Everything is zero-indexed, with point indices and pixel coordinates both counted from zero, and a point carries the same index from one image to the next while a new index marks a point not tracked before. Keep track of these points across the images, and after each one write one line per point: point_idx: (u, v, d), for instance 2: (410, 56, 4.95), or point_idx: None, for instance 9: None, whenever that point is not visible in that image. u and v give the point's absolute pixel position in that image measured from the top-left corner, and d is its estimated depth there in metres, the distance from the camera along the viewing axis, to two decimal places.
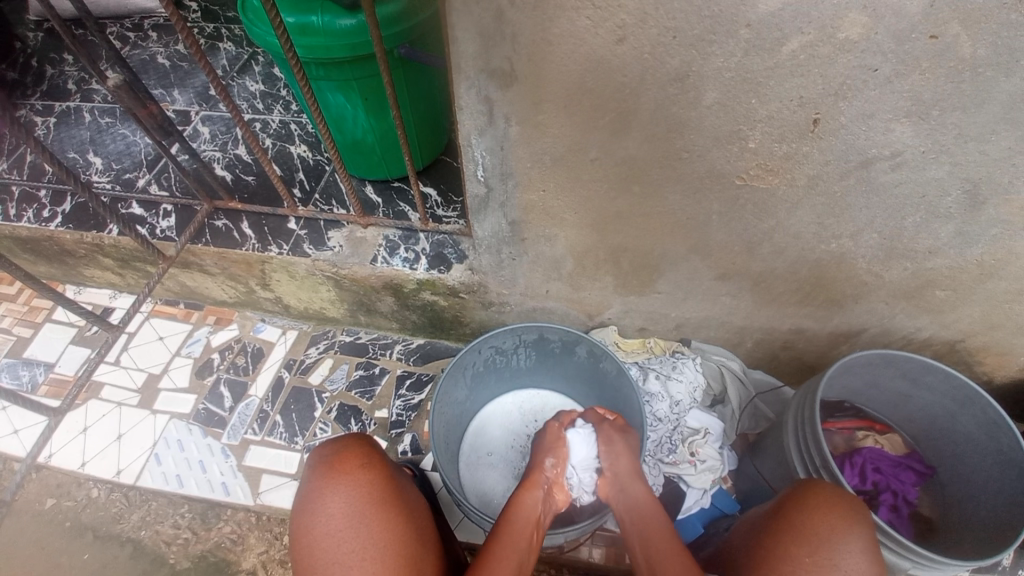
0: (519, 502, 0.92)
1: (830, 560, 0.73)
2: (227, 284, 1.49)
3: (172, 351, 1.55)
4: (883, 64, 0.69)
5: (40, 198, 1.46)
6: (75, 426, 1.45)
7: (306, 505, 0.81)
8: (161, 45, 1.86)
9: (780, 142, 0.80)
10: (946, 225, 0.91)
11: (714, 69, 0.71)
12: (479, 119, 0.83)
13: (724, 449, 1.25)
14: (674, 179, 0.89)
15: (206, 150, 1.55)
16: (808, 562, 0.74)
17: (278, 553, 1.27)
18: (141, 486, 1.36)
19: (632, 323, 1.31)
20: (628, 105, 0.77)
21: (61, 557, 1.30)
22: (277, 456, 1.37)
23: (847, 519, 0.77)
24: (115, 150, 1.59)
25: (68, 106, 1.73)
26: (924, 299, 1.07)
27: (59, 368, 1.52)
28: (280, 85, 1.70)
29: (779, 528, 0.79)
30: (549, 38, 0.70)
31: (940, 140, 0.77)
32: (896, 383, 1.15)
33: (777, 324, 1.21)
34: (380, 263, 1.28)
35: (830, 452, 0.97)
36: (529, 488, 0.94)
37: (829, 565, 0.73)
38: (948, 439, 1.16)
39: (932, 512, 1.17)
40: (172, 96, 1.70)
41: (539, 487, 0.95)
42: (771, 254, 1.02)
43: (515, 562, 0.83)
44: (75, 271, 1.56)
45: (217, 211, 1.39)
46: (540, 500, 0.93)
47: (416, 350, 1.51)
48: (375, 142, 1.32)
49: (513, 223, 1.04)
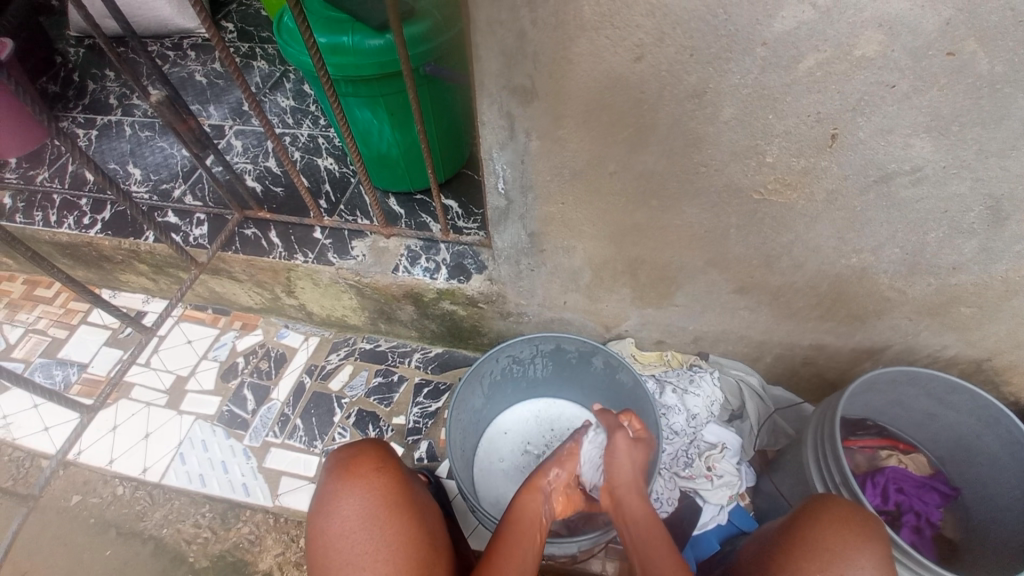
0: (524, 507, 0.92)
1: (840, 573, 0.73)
2: (254, 290, 1.53)
3: (199, 354, 1.60)
4: (901, 81, 0.70)
5: (81, 206, 1.53)
6: (105, 425, 1.50)
7: (320, 507, 0.83)
8: (199, 62, 1.95)
9: (798, 156, 0.81)
10: (969, 241, 0.90)
11: (731, 85, 0.73)
12: (501, 133, 0.86)
13: (742, 465, 1.24)
14: (691, 193, 0.90)
15: (238, 161, 1.61)
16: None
17: (295, 555, 1.29)
18: (165, 485, 1.40)
19: (650, 335, 1.31)
20: (646, 121, 0.79)
21: (87, 552, 1.34)
22: (297, 459, 1.40)
23: (854, 530, 0.76)
24: (152, 161, 1.67)
25: (109, 119, 1.82)
26: (948, 316, 1.06)
27: (92, 368, 1.58)
28: (309, 100, 1.77)
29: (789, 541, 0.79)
30: (569, 56, 0.72)
31: (960, 155, 0.77)
32: (920, 401, 1.13)
33: (796, 339, 1.20)
34: (401, 271, 1.31)
35: (849, 469, 0.96)
36: (530, 493, 0.94)
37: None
38: (974, 460, 1.13)
39: (957, 535, 1.14)
40: (208, 111, 1.78)
41: (540, 491, 0.95)
42: (789, 269, 1.02)
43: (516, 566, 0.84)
44: (111, 275, 1.63)
45: (246, 220, 1.44)
46: (540, 504, 0.93)
47: (434, 358, 1.54)
48: (399, 156, 1.36)
49: (531, 234, 1.06)
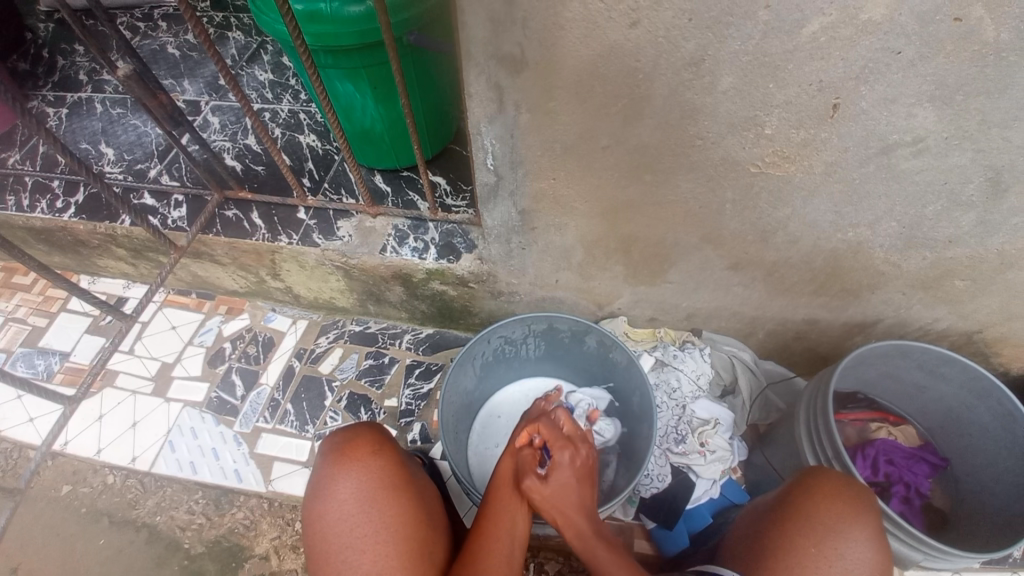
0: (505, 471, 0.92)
1: (834, 549, 0.74)
2: (238, 274, 1.49)
3: (184, 340, 1.57)
4: (906, 47, 0.67)
5: (53, 188, 1.47)
6: (91, 414, 1.47)
7: (317, 491, 0.81)
8: (171, 34, 1.86)
9: (798, 128, 0.78)
10: (965, 215, 0.88)
11: (731, 52, 0.69)
12: (489, 106, 0.82)
13: (734, 439, 1.24)
14: (687, 167, 0.87)
15: (216, 139, 1.55)
16: (814, 550, 0.75)
17: (291, 539, 1.29)
18: (156, 472, 1.38)
19: (643, 313, 1.30)
20: (641, 92, 0.76)
21: (79, 542, 1.32)
22: (289, 444, 1.38)
23: (852, 506, 0.78)
24: (125, 140, 1.60)
25: (80, 97, 1.73)
26: (942, 289, 1.05)
27: (74, 357, 1.54)
28: (289, 74, 1.69)
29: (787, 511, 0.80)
30: (561, 22, 0.68)
31: (961, 126, 0.75)
32: (911, 374, 1.13)
33: (790, 314, 1.19)
34: (389, 252, 1.27)
35: (841, 443, 0.96)
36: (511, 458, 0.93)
37: (834, 553, 0.74)
38: (963, 430, 1.14)
39: (945, 504, 1.16)
40: (182, 86, 1.70)
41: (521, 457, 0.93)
42: (785, 244, 1.00)
43: (510, 533, 0.85)
44: (89, 261, 1.57)
45: (227, 201, 1.39)
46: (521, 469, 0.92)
47: (426, 339, 1.52)
48: (384, 131, 1.31)
49: (523, 212, 1.02)
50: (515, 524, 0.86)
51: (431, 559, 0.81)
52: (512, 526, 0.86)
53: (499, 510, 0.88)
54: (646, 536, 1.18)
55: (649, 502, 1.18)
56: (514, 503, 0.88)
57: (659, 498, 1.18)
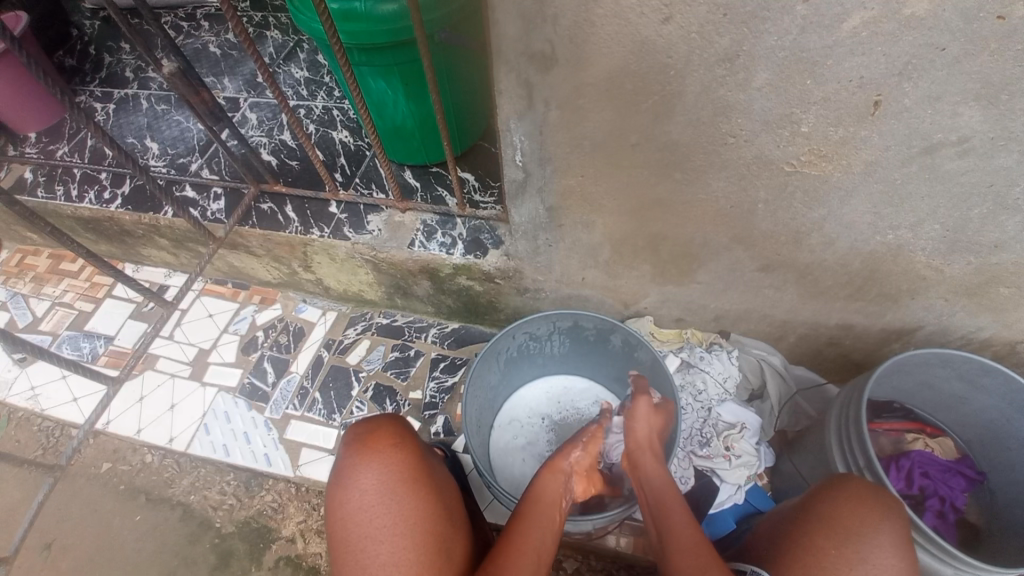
0: (542, 488, 0.93)
1: (855, 552, 0.73)
2: (272, 265, 1.54)
3: (220, 327, 1.62)
4: (953, 43, 0.64)
5: (101, 180, 1.54)
6: (133, 395, 1.54)
7: (340, 480, 0.84)
8: (212, 34, 1.93)
9: (835, 126, 0.76)
10: (1014, 218, 0.84)
11: (766, 48, 0.68)
12: (519, 103, 0.82)
13: (761, 445, 1.21)
14: (717, 165, 0.85)
15: (253, 134, 1.60)
16: (833, 553, 0.73)
17: (316, 524, 1.32)
18: (191, 454, 1.44)
19: (669, 313, 1.28)
20: (672, 88, 0.75)
21: (119, 516, 1.39)
22: (317, 431, 1.42)
23: (893, 519, 0.75)
24: (168, 135, 1.67)
25: (126, 93, 1.81)
26: (987, 297, 1.01)
27: (118, 341, 1.61)
28: (323, 71, 1.73)
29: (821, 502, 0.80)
30: (592, 19, 0.68)
31: (1012, 125, 0.72)
32: (951, 384, 1.09)
33: (823, 319, 1.16)
34: (417, 246, 1.29)
35: (874, 453, 0.93)
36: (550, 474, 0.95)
37: (855, 556, 0.72)
38: (1006, 445, 1.09)
39: (984, 520, 1.11)
40: (222, 83, 1.76)
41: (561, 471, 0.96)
42: (819, 246, 0.98)
43: (534, 548, 0.84)
44: (133, 250, 1.65)
45: (263, 194, 1.44)
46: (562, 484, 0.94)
47: (451, 334, 1.53)
48: (414, 127, 1.33)
49: (550, 209, 1.03)
50: (544, 539, 0.86)
51: (448, 554, 0.82)
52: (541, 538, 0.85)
53: (529, 515, 0.88)
54: None
55: None
56: (547, 518, 0.88)
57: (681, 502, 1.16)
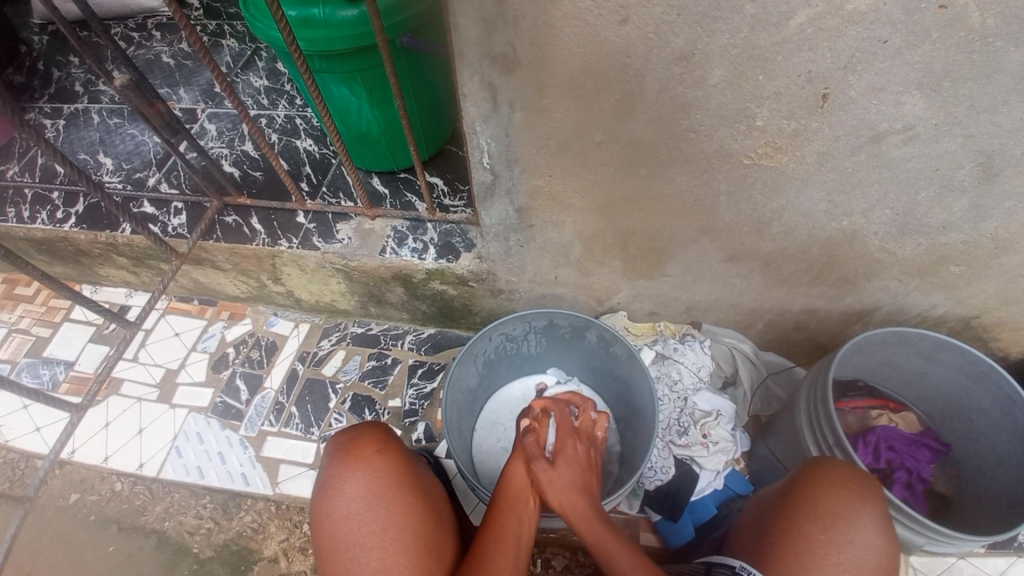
0: (514, 473, 0.92)
1: (843, 535, 0.76)
2: (240, 279, 1.50)
3: (188, 346, 1.58)
4: (893, 35, 0.67)
5: (53, 199, 1.48)
6: (98, 421, 1.48)
7: (325, 490, 0.82)
8: (165, 43, 1.87)
9: (788, 119, 0.79)
10: (958, 200, 0.89)
11: (720, 46, 0.70)
12: (484, 105, 0.83)
13: (736, 430, 1.25)
14: (681, 160, 0.88)
15: (214, 146, 1.56)
16: (822, 537, 0.76)
17: (298, 541, 1.30)
18: (164, 478, 1.39)
19: (642, 307, 1.31)
20: (632, 87, 0.77)
21: (88, 549, 1.34)
22: (295, 446, 1.39)
23: (883, 504, 0.79)
24: (123, 149, 1.61)
25: (76, 108, 1.74)
26: (937, 276, 1.06)
27: (79, 366, 1.55)
28: (284, 79, 1.70)
29: (810, 483, 0.82)
30: (552, 21, 0.69)
31: (951, 112, 0.76)
32: (910, 361, 1.14)
33: (788, 305, 1.20)
34: (389, 253, 1.28)
35: (842, 430, 0.97)
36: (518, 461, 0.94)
37: (844, 539, 0.76)
38: (963, 415, 1.15)
39: (946, 488, 1.17)
40: (177, 94, 1.71)
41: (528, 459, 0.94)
42: (781, 234, 1.01)
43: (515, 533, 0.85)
44: (91, 270, 1.59)
45: (227, 207, 1.40)
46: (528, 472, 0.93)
47: (427, 339, 1.53)
48: (380, 134, 1.32)
49: (520, 210, 1.03)
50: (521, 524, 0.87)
51: (437, 554, 0.82)
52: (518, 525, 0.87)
53: (504, 505, 0.89)
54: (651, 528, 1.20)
55: (654, 494, 1.19)
56: (522, 507, 0.89)
57: (663, 491, 1.18)
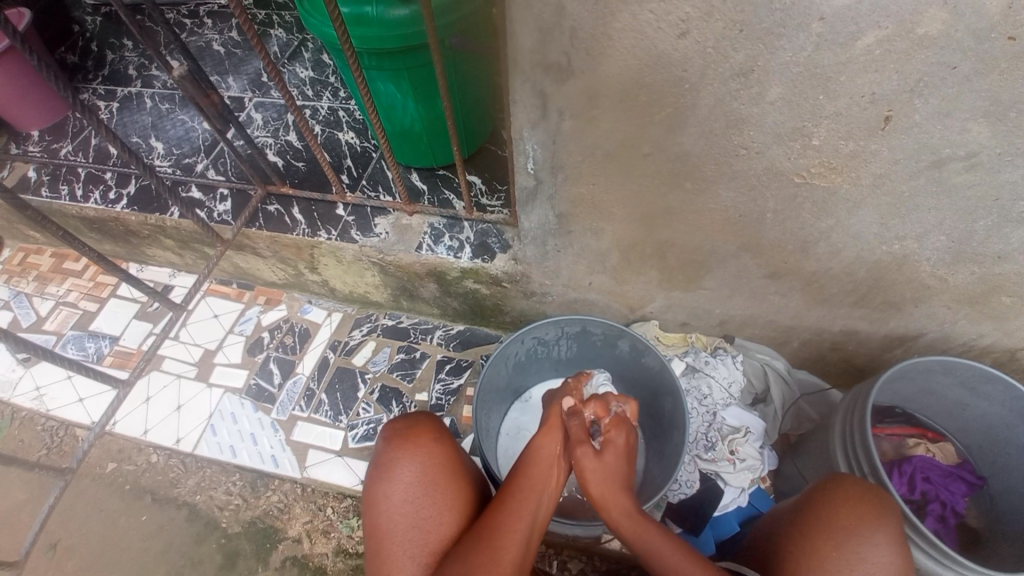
0: (541, 449, 0.91)
1: (855, 553, 0.74)
2: (278, 266, 1.54)
3: (225, 328, 1.63)
4: (963, 62, 0.65)
5: (106, 180, 1.54)
6: (139, 396, 1.54)
7: (381, 472, 0.85)
8: (216, 31, 1.92)
9: (846, 139, 0.77)
10: (1019, 230, 0.86)
11: (780, 64, 0.68)
12: (533, 112, 0.83)
13: (763, 449, 1.24)
14: (729, 176, 0.86)
15: (259, 135, 1.60)
16: (834, 554, 0.75)
17: (322, 524, 1.33)
18: (198, 455, 1.44)
19: (675, 318, 1.29)
20: (686, 101, 0.76)
21: (125, 516, 1.40)
22: (323, 432, 1.43)
23: (901, 524, 0.77)
24: (173, 135, 1.66)
25: (130, 91, 1.81)
26: (989, 305, 1.02)
27: (123, 341, 1.62)
28: (329, 71, 1.73)
29: (822, 500, 0.80)
30: (609, 32, 0.69)
31: (1018, 142, 0.73)
32: (953, 391, 1.10)
33: (827, 325, 1.18)
34: (424, 250, 1.30)
35: (880, 460, 0.94)
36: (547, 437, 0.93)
37: (856, 558, 0.74)
38: (1006, 451, 1.11)
39: (982, 524, 1.13)
40: (227, 82, 1.76)
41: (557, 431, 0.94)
42: (826, 254, 0.99)
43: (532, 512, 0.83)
44: (139, 250, 1.65)
45: (269, 195, 1.44)
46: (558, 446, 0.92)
47: (456, 336, 1.54)
48: (423, 131, 1.33)
49: (559, 216, 1.03)
50: (539, 505, 0.84)
51: None
52: (535, 507, 0.84)
53: (525, 481, 0.87)
54: None
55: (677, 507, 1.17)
56: (544, 482, 0.87)
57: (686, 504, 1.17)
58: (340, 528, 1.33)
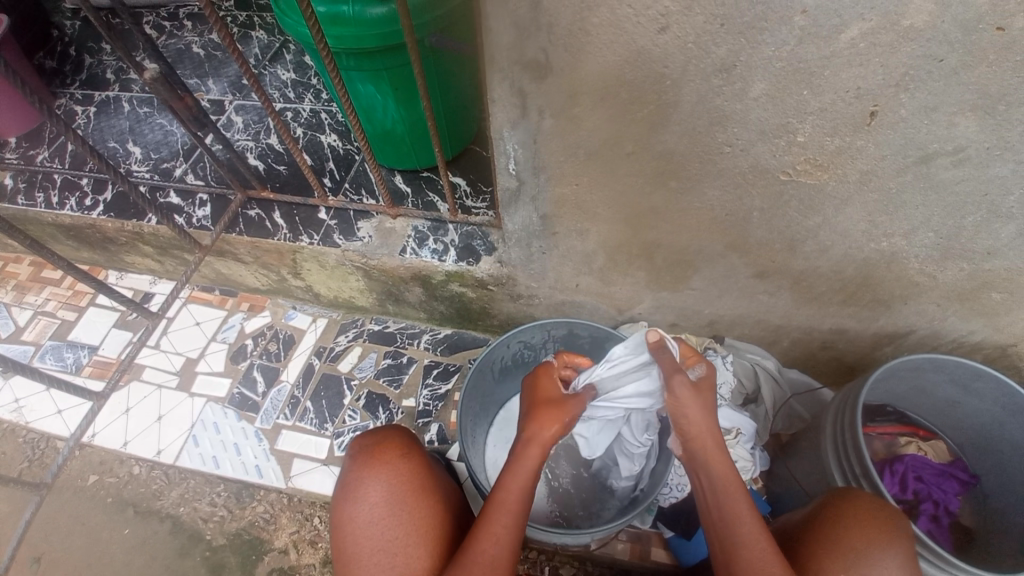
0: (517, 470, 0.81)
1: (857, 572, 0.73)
2: (260, 272, 1.51)
3: (208, 336, 1.59)
4: (949, 55, 0.64)
5: (82, 186, 1.50)
6: (118, 407, 1.50)
7: (346, 495, 0.84)
8: (196, 34, 1.88)
9: (832, 136, 0.75)
10: (1007, 226, 0.84)
11: (764, 58, 0.67)
12: (512, 112, 0.81)
13: (755, 449, 1.21)
14: (714, 174, 0.85)
15: (240, 139, 1.57)
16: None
17: (309, 534, 1.30)
18: (180, 466, 1.41)
19: (663, 318, 1.27)
20: (668, 97, 0.74)
21: (105, 531, 1.36)
22: (308, 441, 1.40)
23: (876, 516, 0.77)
24: (151, 139, 1.63)
25: (107, 95, 1.77)
26: (978, 302, 1.01)
27: (102, 351, 1.58)
28: (310, 73, 1.70)
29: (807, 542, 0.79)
30: (587, 28, 0.67)
31: (1004, 137, 0.71)
32: (943, 388, 1.09)
33: (817, 324, 1.16)
34: (409, 253, 1.28)
35: (870, 460, 0.92)
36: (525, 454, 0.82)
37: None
38: (997, 448, 1.10)
39: (973, 522, 1.12)
40: (206, 85, 1.72)
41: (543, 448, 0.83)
42: (814, 253, 0.97)
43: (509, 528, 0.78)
44: (118, 257, 1.61)
45: (250, 200, 1.41)
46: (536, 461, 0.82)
47: (444, 340, 1.52)
48: (405, 132, 1.31)
49: (544, 217, 1.01)
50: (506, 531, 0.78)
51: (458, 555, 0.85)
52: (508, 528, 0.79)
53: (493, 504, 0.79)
54: (662, 544, 1.19)
55: (667, 511, 1.16)
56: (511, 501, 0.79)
57: (676, 508, 1.15)
58: (327, 538, 1.29)
